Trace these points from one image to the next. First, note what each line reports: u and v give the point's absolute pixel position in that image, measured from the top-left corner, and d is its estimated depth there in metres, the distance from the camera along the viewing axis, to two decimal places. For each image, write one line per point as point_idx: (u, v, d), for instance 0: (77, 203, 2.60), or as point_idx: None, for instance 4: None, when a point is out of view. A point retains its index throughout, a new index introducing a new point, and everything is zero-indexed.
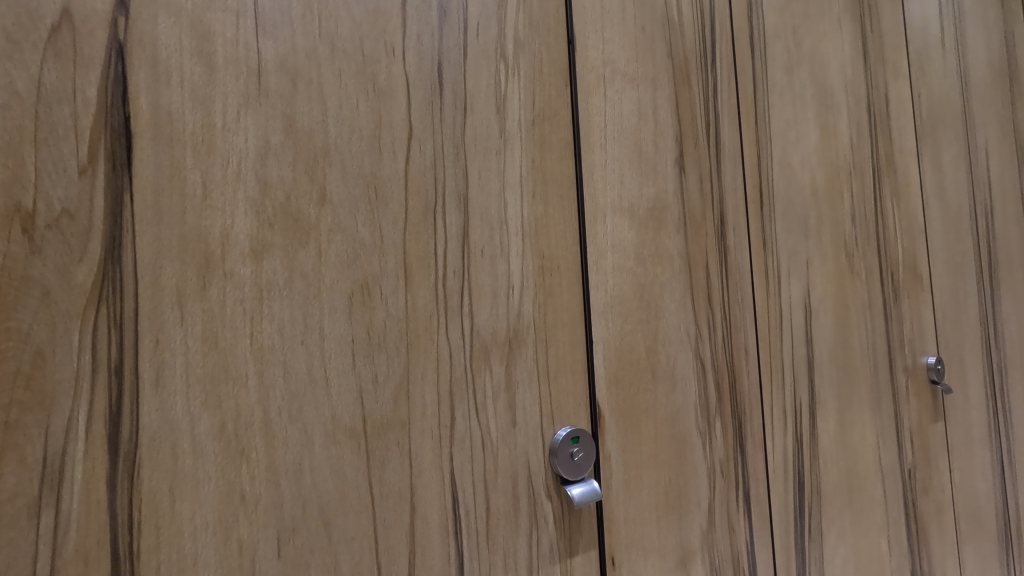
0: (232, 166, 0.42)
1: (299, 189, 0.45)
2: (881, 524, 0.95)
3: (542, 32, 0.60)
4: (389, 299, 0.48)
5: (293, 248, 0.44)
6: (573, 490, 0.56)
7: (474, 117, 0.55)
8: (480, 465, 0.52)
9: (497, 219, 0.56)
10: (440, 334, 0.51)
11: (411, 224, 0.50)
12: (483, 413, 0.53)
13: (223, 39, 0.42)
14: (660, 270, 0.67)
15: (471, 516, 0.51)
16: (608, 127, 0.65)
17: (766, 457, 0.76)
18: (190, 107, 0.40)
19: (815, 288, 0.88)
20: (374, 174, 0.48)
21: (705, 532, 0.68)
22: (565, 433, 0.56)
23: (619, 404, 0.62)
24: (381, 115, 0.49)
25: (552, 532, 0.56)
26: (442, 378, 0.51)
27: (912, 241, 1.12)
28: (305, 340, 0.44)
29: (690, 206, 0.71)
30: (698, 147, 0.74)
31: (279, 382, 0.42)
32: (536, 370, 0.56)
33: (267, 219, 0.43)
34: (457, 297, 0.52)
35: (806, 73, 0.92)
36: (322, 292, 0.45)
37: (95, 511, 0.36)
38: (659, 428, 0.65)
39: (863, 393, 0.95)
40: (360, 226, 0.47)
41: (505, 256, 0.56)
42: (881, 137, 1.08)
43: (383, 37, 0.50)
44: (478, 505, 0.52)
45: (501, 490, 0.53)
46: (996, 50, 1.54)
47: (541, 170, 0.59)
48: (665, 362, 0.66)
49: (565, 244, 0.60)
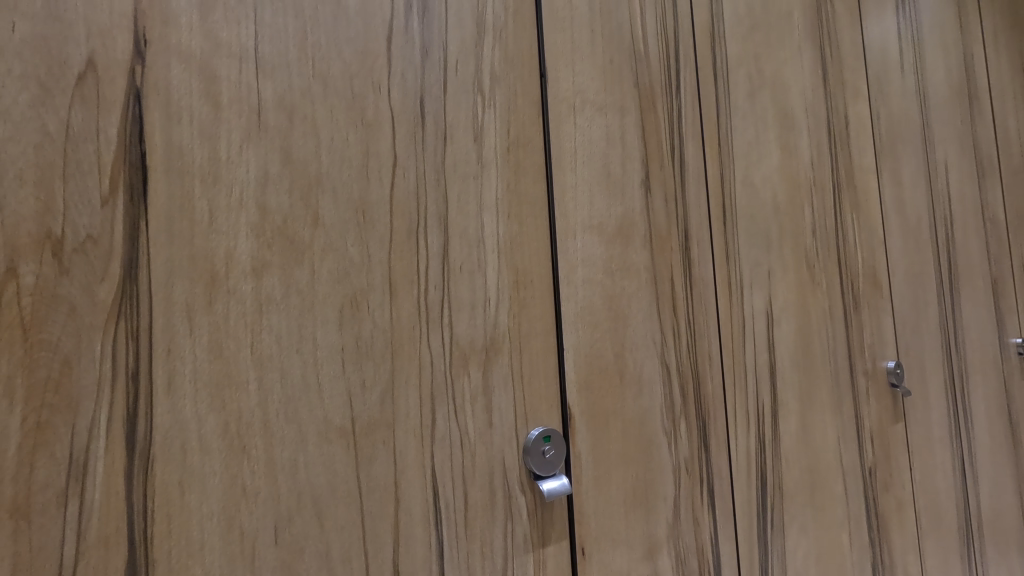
0: (235, 193, 0.47)
1: (294, 214, 0.50)
2: (842, 520, 1.01)
3: (516, 66, 0.66)
4: (376, 311, 0.53)
5: (289, 266, 0.49)
6: (545, 485, 0.61)
7: (454, 146, 0.61)
8: (459, 462, 0.57)
9: (475, 237, 0.61)
10: (423, 343, 0.56)
11: (396, 244, 0.55)
12: (461, 414, 0.58)
13: (227, 81, 0.47)
14: (627, 282, 0.73)
15: (451, 508, 0.56)
16: (578, 152, 0.71)
17: (729, 455, 0.82)
18: (198, 143, 0.46)
19: (777, 298, 0.95)
20: (362, 199, 0.54)
21: (671, 525, 0.74)
22: (537, 433, 0.62)
23: (589, 406, 0.67)
24: (369, 145, 0.55)
25: (526, 524, 0.61)
26: (424, 383, 0.56)
27: (872, 252, 1.19)
28: (301, 349, 0.49)
29: (656, 223, 0.77)
30: (663, 168, 0.80)
31: (277, 387, 0.47)
32: (511, 375, 0.62)
33: (266, 241, 0.48)
34: (438, 309, 0.58)
35: (767, 97, 0.99)
36: (316, 306, 0.50)
37: (114, 501, 0.40)
38: (627, 428, 0.70)
39: (824, 396, 1.01)
40: (349, 246, 0.53)
41: (482, 271, 0.61)
42: (841, 155, 1.15)
43: (370, 75, 0.56)
44: (457, 499, 0.57)
45: (478, 485, 0.58)
46: (955, 70, 1.62)
47: (515, 192, 0.65)
48: (633, 367, 0.72)
49: (538, 260, 0.65)
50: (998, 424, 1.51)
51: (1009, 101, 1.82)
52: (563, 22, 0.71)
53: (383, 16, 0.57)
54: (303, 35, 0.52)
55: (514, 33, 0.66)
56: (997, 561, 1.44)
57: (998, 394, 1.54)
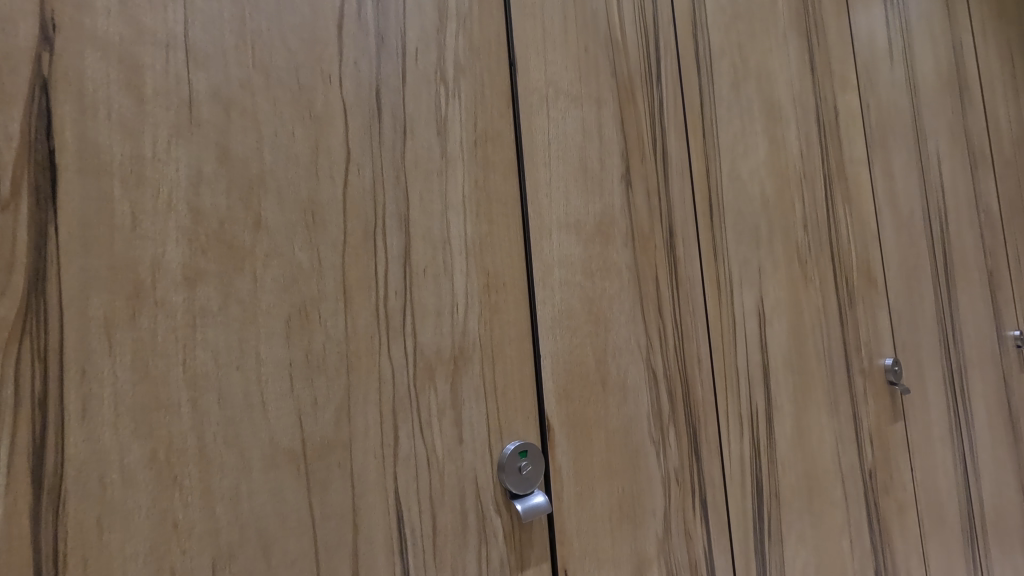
0: (163, 195, 0.42)
1: (233, 217, 0.45)
2: (842, 526, 0.97)
3: (482, 56, 0.62)
4: (328, 321, 0.49)
5: (227, 274, 0.45)
6: (522, 504, 0.56)
7: (415, 140, 0.56)
8: (426, 483, 0.52)
9: (440, 238, 0.57)
10: (382, 354, 0.52)
11: (350, 247, 0.51)
12: (428, 431, 0.53)
13: (152, 72, 0.43)
14: (607, 284, 0.68)
15: (417, 533, 0.52)
16: (552, 146, 0.66)
17: (721, 463, 0.78)
18: (118, 139, 0.41)
19: (768, 296, 0.91)
20: (311, 199, 0.49)
21: (661, 540, 0.69)
22: (513, 447, 0.57)
23: (569, 416, 0.63)
24: (318, 140, 0.50)
25: (502, 547, 0.57)
26: (385, 399, 0.51)
27: (865, 246, 1.15)
28: (241, 365, 0.44)
29: (638, 219, 0.73)
30: (645, 161, 0.76)
31: (214, 409, 0.43)
32: (483, 387, 0.57)
33: (201, 246, 0.44)
34: (399, 317, 0.53)
35: (753, 87, 0.95)
36: (259, 317, 0.46)
37: (19, 545, 0.36)
38: (610, 438, 0.66)
39: (820, 396, 0.97)
40: (297, 250, 0.48)
41: (449, 274, 0.57)
42: (831, 147, 1.11)
43: (319, 65, 0.51)
44: (424, 522, 0.52)
45: (448, 508, 0.54)
46: (944, 60, 1.60)
47: (484, 189, 0.60)
48: (616, 374, 0.68)
49: (510, 261, 0.61)
50: (998, 420, 1.48)
51: (999, 91, 1.80)
52: (532, 9, 0.67)
53: (333, 2, 0.53)
54: (241, 21, 0.48)
55: (479, 20, 0.62)
56: (1002, 560, 1.40)
57: (998, 388, 1.51)
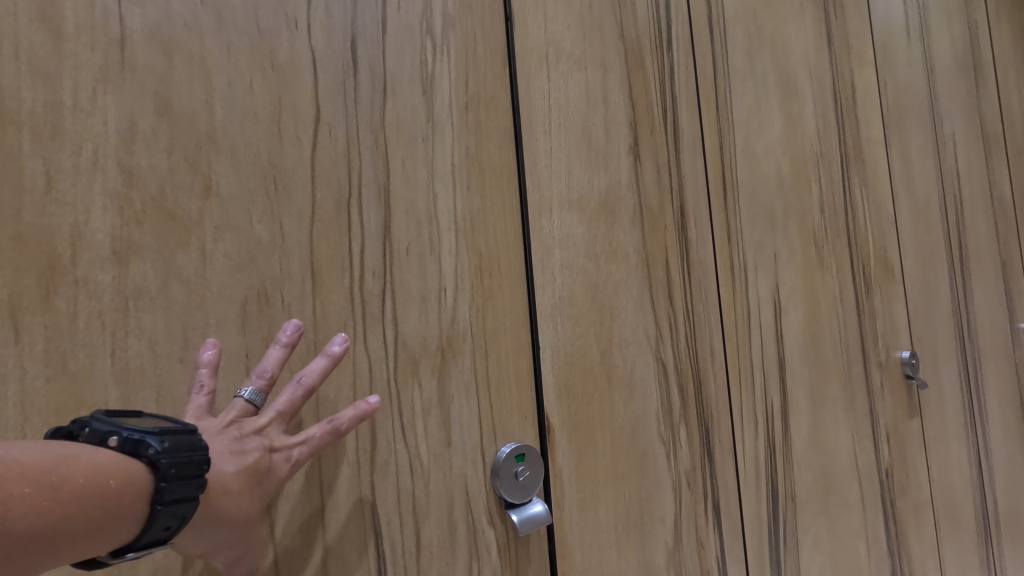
0: (89, 154, 0.37)
1: (175, 180, 0.39)
2: (859, 529, 0.91)
3: (475, 7, 0.55)
4: (293, 307, 0.43)
5: (167, 250, 0.39)
6: (518, 514, 0.50)
7: (397, 100, 0.49)
8: (408, 493, 0.47)
9: (426, 214, 0.50)
10: (358, 343, 0.46)
11: (320, 221, 0.45)
12: (411, 433, 0.47)
13: (72, 4, 0.37)
14: (613, 269, 0.61)
15: (397, 550, 0.46)
16: (552, 112, 0.59)
17: (736, 465, 0.72)
18: (28, 83, 0.35)
19: (784, 284, 0.84)
20: (273, 163, 0.43)
21: (672, 550, 0.63)
22: (509, 450, 0.50)
23: (570, 415, 0.56)
24: (281, 95, 0.44)
25: (495, 562, 0.51)
26: (360, 393, 0.46)
27: (882, 232, 1.09)
28: (186, 358, 0.39)
29: (646, 197, 0.66)
30: (654, 134, 0.68)
31: (150, 407, 0.38)
32: (474, 383, 0.51)
33: (134, 216, 0.38)
34: (378, 303, 0.47)
35: (768, 59, 0.88)
36: (208, 300, 0.40)
37: None
38: (616, 439, 0.59)
39: (837, 391, 0.91)
40: (255, 223, 0.42)
41: (437, 255, 0.50)
42: (848, 126, 1.04)
43: (282, 7, 0.44)
44: (406, 537, 0.46)
45: (433, 519, 0.48)
46: (959, 39, 1.53)
47: (477, 160, 0.53)
48: (622, 367, 0.61)
49: (506, 241, 0.54)
50: (1012, 415, 1.42)
51: (1015, 73, 1.73)
52: None
53: None
54: None
55: None
56: (1016, 560, 1.35)
57: (1012, 382, 1.45)
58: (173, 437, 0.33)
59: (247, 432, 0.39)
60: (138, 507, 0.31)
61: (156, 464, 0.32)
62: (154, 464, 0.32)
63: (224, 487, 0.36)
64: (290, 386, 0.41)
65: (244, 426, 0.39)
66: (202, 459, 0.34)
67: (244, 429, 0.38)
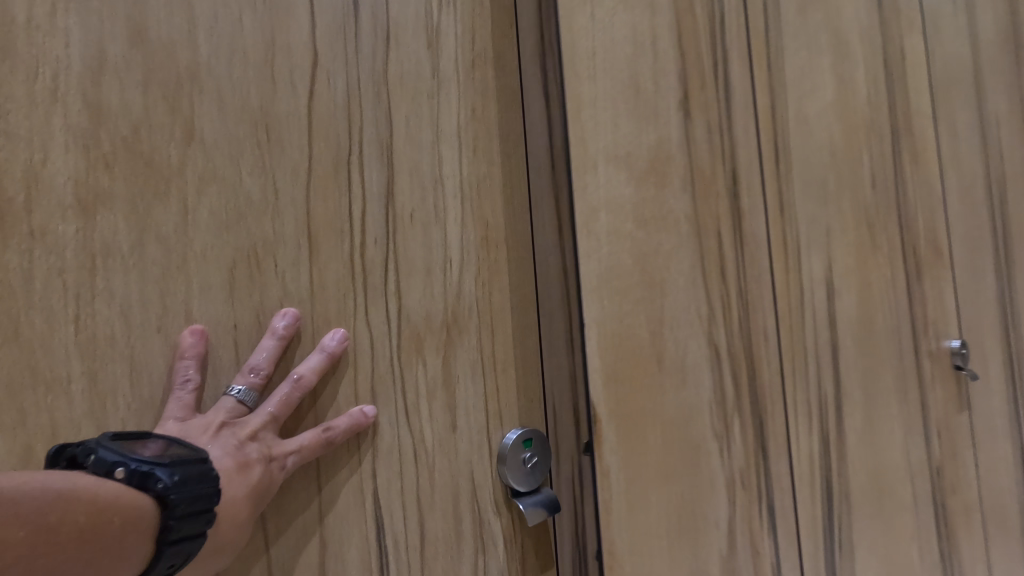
0: (53, 105, 0.36)
1: (152, 123, 0.39)
2: (912, 532, 0.83)
3: None
4: (284, 270, 0.42)
5: (141, 202, 0.38)
6: (525, 504, 0.47)
7: (398, 49, 0.48)
8: (409, 477, 0.46)
9: (429, 176, 0.48)
10: (357, 311, 0.45)
11: (316, 178, 0.44)
12: (413, 414, 0.46)
13: None
14: (653, 238, 0.55)
15: (397, 538, 0.45)
16: (597, 55, 0.51)
17: (790, 462, 0.64)
18: None
19: (837, 263, 0.76)
20: (263, 111, 0.42)
21: (725, 559, 0.56)
22: (515, 436, 0.48)
23: (617, 404, 0.49)
24: (274, 35, 0.43)
25: (501, 557, 0.49)
26: (362, 373, 0.45)
27: (932, 212, 1.01)
28: (163, 328, 0.38)
29: (697, 158, 0.58)
30: (706, 90, 0.60)
31: (121, 373, 0.37)
32: (480, 361, 0.49)
33: (105, 162, 0.37)
34: (379, 270, 0.46)
35: (819, 15, 0.80)
36: (188, 262, 0.39)
37: None
38: (666, 432, 0.52)
39: (890, 382, 0.83)
40: (244, 178, 0.41)
41: (440, 221, 0.49)
42: (899, 95, 0.96)
43: None
44: (406, 522, 0.45)
45: (436, 508, 0.46)
46: (1003, 10, 1.44)
47: (483, 121, 0.51)
48: (673, 350, 0.53)
49: (513, 211, 0.52)
50: None
51: None
52: None
53: None
54: None
55: None
56: None
57: None
58: (182, 469, 0.33)
59: (244, 438, 0.39)
60: (142, 547, 0.31)
61: (164, 500, 0.32)
62: (161, 499, 0.32)
63: (232, 504, 0.37)
64: (284, 389, 0.42)
65: (238, 434, 0.39)
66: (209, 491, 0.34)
67: (241, 438, 0.39)
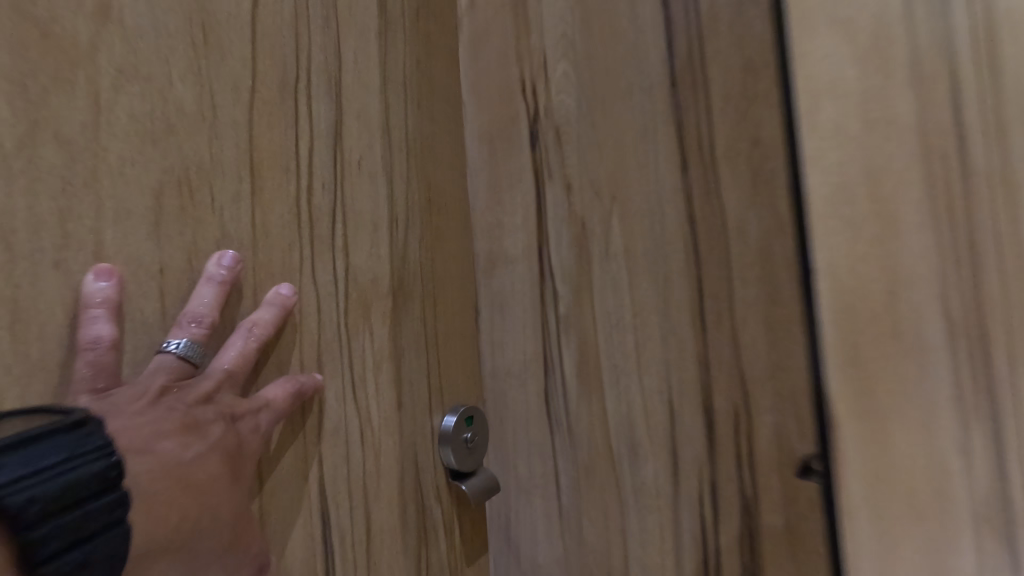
0: None
1: (62, 20, 0.39)
2: None
3: None
4: (215, 200, 0.47)
5: (72, 112, 0.40)
6: (464, 484, 0.64)
7: (353, 21, 0.61)
8: (354, 455, 0.56)
9: (377, 155, 0.62)
10: (308, 264, 0.54)
11: (258, 115, 0.51)
12: (363, 385, 0.58)
13: None
14: (624, 170, 0.63)
15: (340, 518, 0.54)
16: None
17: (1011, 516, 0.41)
18: None
19: None
20: (202, 44, 0.47)
21: None
22: (454, 421, 0.64)
23: (843, 357, 0.48)
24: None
25: (442, 536, 0.64)
26: (307, 334, 0.54)
27: None
28: (60, 261, 0.39)
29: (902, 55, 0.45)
30: None
31: (54, 296, 0.39)
32: (423, 337, 0.64)
33: (37, 85, 0.38)
34: (326, 223, 0.56)
35: None
36: (100, 175, 0.41)
37: None
38: (911, 403, 0.44)
39: None
40: (174, 81, 0.45)
41: (378, 180, 0.61)
42: None
43: None
44: (347, 502, 0.55)
45: (382, 503, 0.58)
46: None
47: (429, 87, 0.70)
48: (909, 305, 0.45)
49: (454, 191, 0.73)
50: None
51: None
52: None
53: None
54: None
55: None
56: None
57: None
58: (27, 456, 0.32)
59: (192, 402, 0.44)
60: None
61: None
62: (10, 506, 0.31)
63: (201, 464, 0.43)
64: (239, 342, 0.48)
65: (188, 399, 0.44)
66: (100, 473, 0.35)
67: (200, 396, 0.45)
